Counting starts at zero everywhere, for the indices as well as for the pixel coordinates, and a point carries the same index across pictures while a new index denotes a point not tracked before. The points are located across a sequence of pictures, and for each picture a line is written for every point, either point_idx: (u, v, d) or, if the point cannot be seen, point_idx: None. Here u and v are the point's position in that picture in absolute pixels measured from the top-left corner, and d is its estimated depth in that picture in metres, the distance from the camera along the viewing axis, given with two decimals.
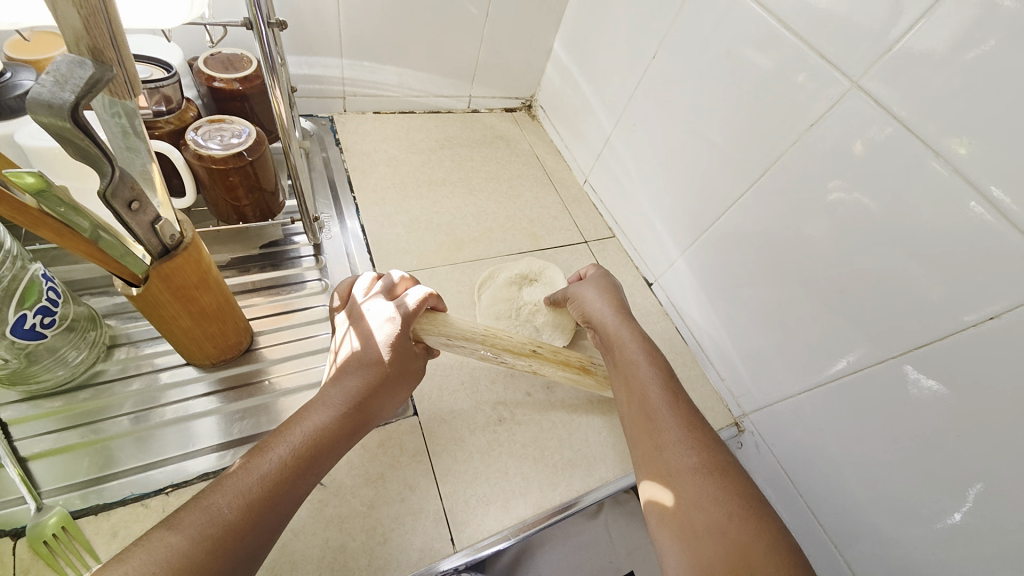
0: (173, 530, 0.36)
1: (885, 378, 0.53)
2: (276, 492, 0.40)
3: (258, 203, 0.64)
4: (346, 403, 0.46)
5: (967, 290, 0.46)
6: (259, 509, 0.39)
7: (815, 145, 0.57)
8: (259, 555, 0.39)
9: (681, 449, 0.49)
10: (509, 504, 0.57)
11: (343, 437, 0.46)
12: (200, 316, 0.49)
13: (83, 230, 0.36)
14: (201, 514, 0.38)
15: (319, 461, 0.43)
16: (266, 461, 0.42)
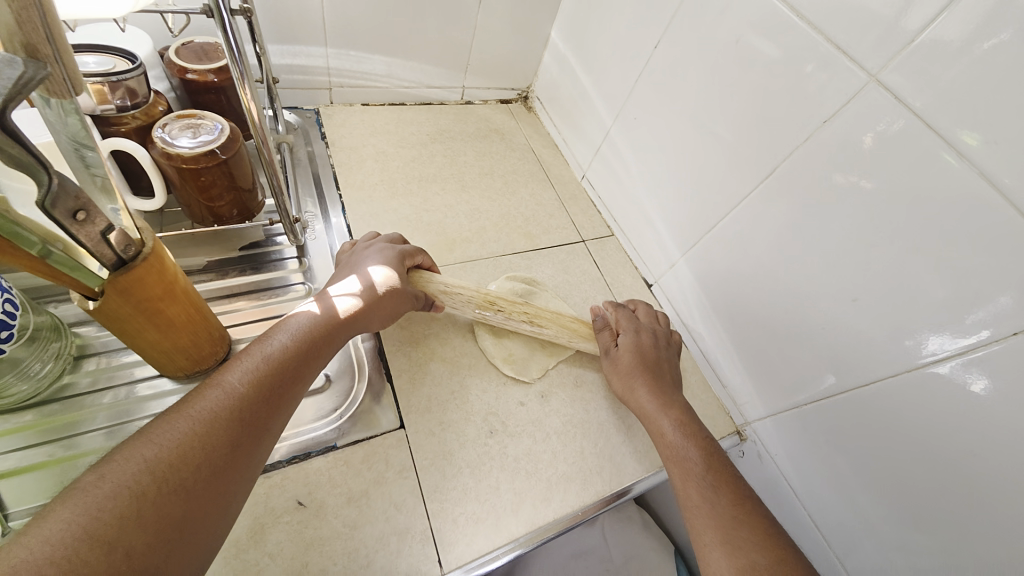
0: (162, 429, 0.36)
1: (896, 392, 0.50)
2: (257, 398, 0.41)
3: (235, 203, 0.60)
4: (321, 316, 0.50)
5: (990, 304, 0.43)
6: (242, 410, 0.39)
7: (826, 143, 0.53)
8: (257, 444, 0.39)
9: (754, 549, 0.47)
10: (500, 522, 0.54)
11: (320, 344, 0.48)
12: (168, 328, 0.46)
13: (30, 247, 0.34)
14: (190, 411, 0.37)
15: (294, 372, 0.45)
16: (240, 370, 0.42)
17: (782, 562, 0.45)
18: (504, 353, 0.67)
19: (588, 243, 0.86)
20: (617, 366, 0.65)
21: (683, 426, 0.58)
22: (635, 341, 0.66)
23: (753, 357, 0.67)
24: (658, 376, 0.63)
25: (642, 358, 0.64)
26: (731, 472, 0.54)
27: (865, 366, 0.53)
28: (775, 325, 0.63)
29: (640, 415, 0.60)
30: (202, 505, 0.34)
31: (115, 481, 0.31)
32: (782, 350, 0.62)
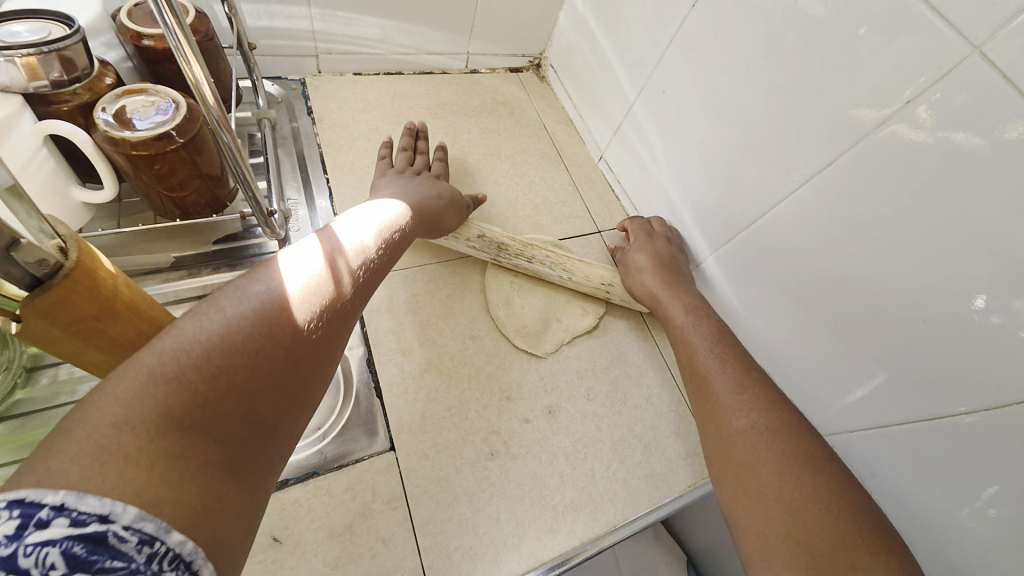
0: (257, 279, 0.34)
1: (967, 434, 0.42)
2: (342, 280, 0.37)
3: (202, 193, 0.53)
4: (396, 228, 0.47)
5: None
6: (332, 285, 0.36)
7: (896, 133, 0.43)
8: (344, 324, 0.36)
9: (739, 410, 0.46)
10: (499, 559, 0.49)
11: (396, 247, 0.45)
12: (116, 348, 0.40)
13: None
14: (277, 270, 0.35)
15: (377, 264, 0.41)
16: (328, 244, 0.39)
17: (784, 426, 0.44)
18: (517, 324, 0.64)
19: (604, 234, 0.77)
20: (633, 265, 0.66)
21: (698, 317, 0.58)
22: (648, 243, 0.67)
23: (789, 374, 0.59)
24: (671, 272, 0.63)
25: (659, 257, 0.65)
26: (740, 351, 0.53)
27: (929, 400, 0.44)
28: (818, 341, 0.54)
29: (656, 307, 0.61)
30: (276, 377, 0.31)
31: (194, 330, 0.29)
32: (825, 370, 0.54)
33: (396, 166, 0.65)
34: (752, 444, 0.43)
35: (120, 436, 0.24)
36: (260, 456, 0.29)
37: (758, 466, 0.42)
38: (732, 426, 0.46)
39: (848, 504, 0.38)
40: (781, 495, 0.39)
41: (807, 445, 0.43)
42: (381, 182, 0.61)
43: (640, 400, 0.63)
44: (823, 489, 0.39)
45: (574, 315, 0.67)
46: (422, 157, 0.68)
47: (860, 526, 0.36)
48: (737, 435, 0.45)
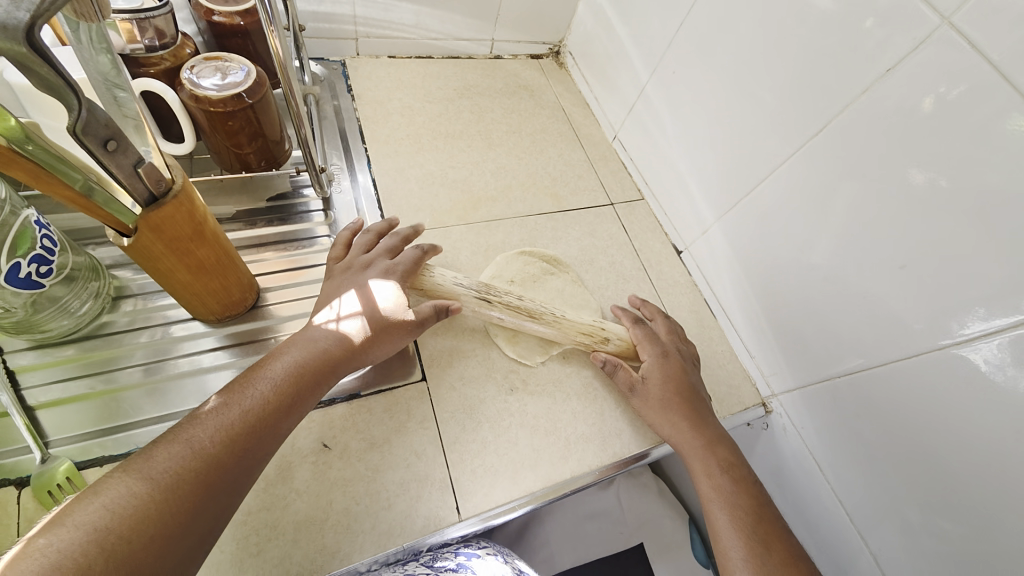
0: (150, 459, 0.36)
1: (939, 364, 0.48)
2: (247, 440, 0.39)
3: (262, 151, 0.60)
4: (346, 340, 0.49)
5: None
6: (234, 451, 0.38)
7: (878, 102, 0.50)
8: (232, 493, 0.38)
9: None
10: (517, 476, 0.55)
11: (322, 380, 0.46)
12: (199, 270, 0.47)
13: (73, 182, 0.34)
14: (181, 446, 0.37)
15: (293, 407, 0.43)
16: (244, 404, 0.41)
17: (795, 575, 0.48)
18: (508, 333, 0.65)
19: (617, 206, 0.83)
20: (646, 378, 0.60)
21: (710, 437, 0.57)
22: (670, 381, 0.59)
23: (784, 328, 0.65)
24: (682, 396, 0.58)
25: (672, 387, 0.59)
26: (760, 495, 0.54)
27: (906, 339, 0.51)
28: (811, 295, 0.60)
29: (677, 446, 0.57)
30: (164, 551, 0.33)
31: (102, 506, 0.32)
32: (816, 321, 0.60)
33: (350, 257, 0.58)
34: None
35: None
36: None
37: None
38: None
39: None
40: None
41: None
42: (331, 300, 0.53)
43: None
44: None
45: None
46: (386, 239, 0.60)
47: None
48: None
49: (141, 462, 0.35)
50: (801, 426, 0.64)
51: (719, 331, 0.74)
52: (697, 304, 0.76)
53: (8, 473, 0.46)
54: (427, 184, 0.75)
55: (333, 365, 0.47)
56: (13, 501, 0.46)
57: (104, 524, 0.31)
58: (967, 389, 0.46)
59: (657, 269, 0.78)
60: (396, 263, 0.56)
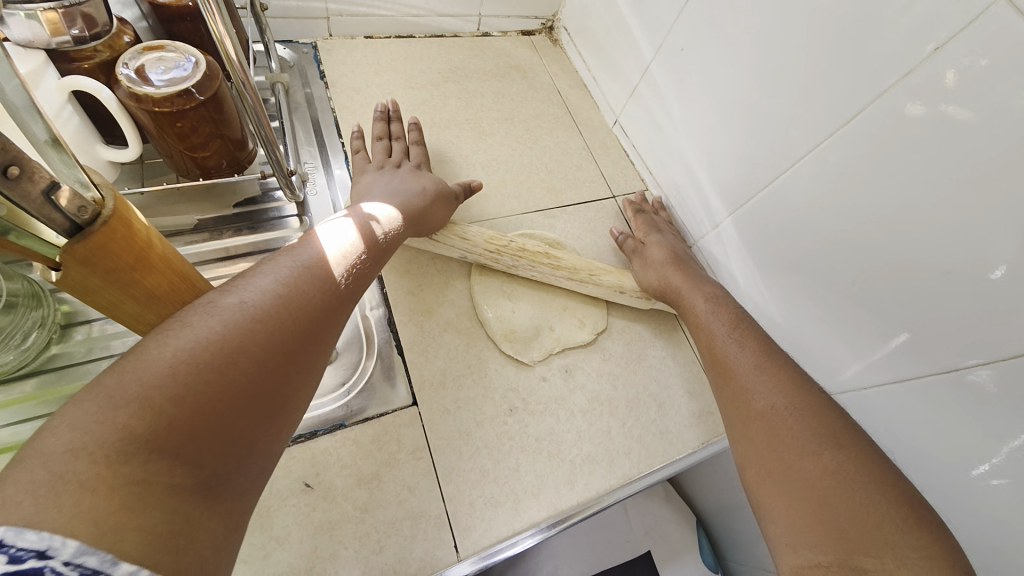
0: (283, 258, 0.39)
1: (979, 383, 0.43)
2: (278, 319, 0.34)
3: (223, 152, 0.53)
4: (399, 200, 0.54)
5: None
6: (265, 330, 0.33)
7: (917, 86, 0.43)
8: (345, 304, 0.41)
9: (768, 387, 0.45)
10: (520, 506, 0.51)
11: (399, 233, 0.51)
12: (150, 300, 0.41)
13: None
14: (303, 253, 0.40)
15: (330, 301, 0.39)
16: (296, 263, 0.39)
17: (806, 404, 0.43)
18: (505, 328, 0.61)
19: (619, 198, 0.77)
20: (659, 275, 0.62)
21: (737, 328, 0.53)
22: (665, 246, 0.65)
23: (804, 332, 0.60)
24: (684, 265, 0.62)
25: (671, 251, 0.64)
26: (768, 339, 0.51)
27: (942, 353, 0.46)
28: (834, 300, 0.55)
29: (675, 299, 0.60)
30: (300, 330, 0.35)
31: (258, 286, 0.36)
32: (840, 328, 0.55)
33: (373, 157, 0.63)
34: (774, 422, 0.42)
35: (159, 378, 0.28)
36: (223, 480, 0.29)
37: (786, 439, 0.40)
38: (755, 408, 0.44)
39: (878, 471, 0.36)
40: (806, 459, 0.38)
41: (828, 417, 0.41)
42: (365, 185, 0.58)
43: (654, 359, 0.64)
44: (847, 464, 0.37)
45: (569, 326, 0.63)
46: (400, 144, 0.65)
47: (905, 514, 0.34)
48: (759, 414, 0.43)
49: (274, 258, 0.39)
50: None
51: None
52: None
53: None
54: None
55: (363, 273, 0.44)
56: None
57: (119, 392, 0.27)
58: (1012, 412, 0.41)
59: None
60: (418, 162, 0.64)
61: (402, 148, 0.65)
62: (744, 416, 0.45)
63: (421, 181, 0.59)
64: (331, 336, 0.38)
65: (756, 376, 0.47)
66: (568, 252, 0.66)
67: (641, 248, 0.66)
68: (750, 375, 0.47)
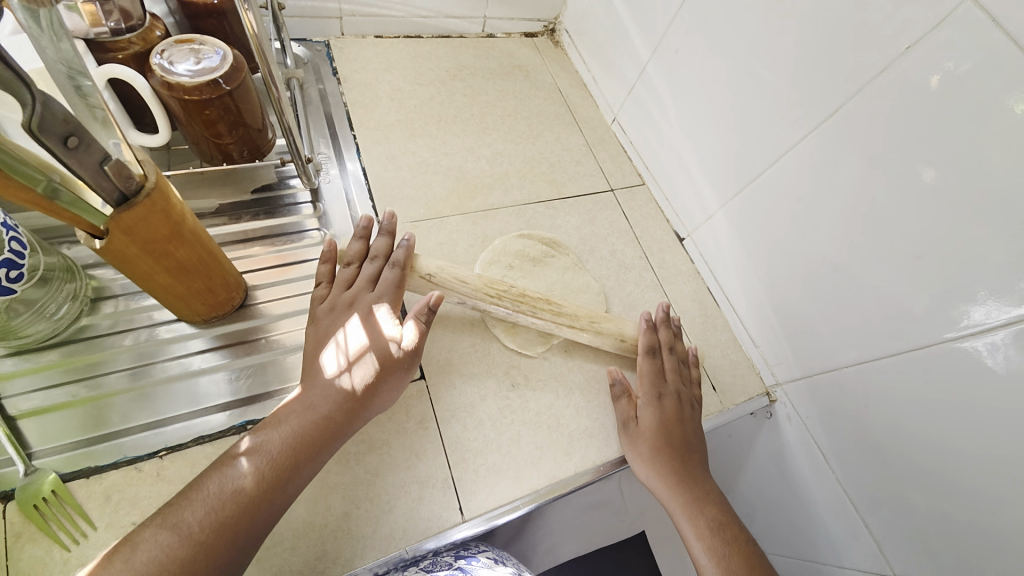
0: (198, 497, 0.39)
1: (947, 355, 0.47)
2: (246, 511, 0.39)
3: (244, 140, 0.57)
4: (340, 391, 0.46)
5: None
6: (233, 527, 0.38)
7: (894, 82, 0.47)
8: (269, 522, 0.41)
9: None
10: (521, 474, 0.54)
11: (338, 416, 0.45)
12: (180, 272, 0.44)
13: (35, 185, 0.32)
14: (215, 489, 0.40)
15: (295, 471, 0.42)
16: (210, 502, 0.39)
17: None
18: (506, 324, 0.63)
19: (617, 192, 0.80)
20: (648, 425, 0.56)
21: (713, 520, 0.52)
22: (658, 424, 0.56)
23: (790, 316, 0.63)
24: (683, 452, 0.55)
25: (666, 432, 0.55)
26: (739, 527, 0.52)
27: (915, 328, 0.49)
28: (818, 284, 0.58)
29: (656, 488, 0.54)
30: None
31: (159, 548, 0.36)
32: (822, 310, 0.59)
33: (329, 292, 0.53)
34: None
35: None
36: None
37: None
38: None
39: None
40: None
41: None
42: (327, 331, 0.50)
43: None
44: None
45: None
46: (370, 266, 0.55)
47: None
48: None
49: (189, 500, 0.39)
50: (805, 415, 0.63)
51: (722, 320, 0.73)
52: (700, 293, 0.75)
53: None
54: (398, 237, 0.66)
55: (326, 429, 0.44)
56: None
57: None
58: (978, 380, 0.45)
59: (658, 257, 0.76)
60: (377, 297, 0.52)
61: (369, 275, 0.54)
62: None
63: (368, 347, 0.48)
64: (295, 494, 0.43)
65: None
66: (563, 254, 0.70)
67: (633, 417, 0.57)
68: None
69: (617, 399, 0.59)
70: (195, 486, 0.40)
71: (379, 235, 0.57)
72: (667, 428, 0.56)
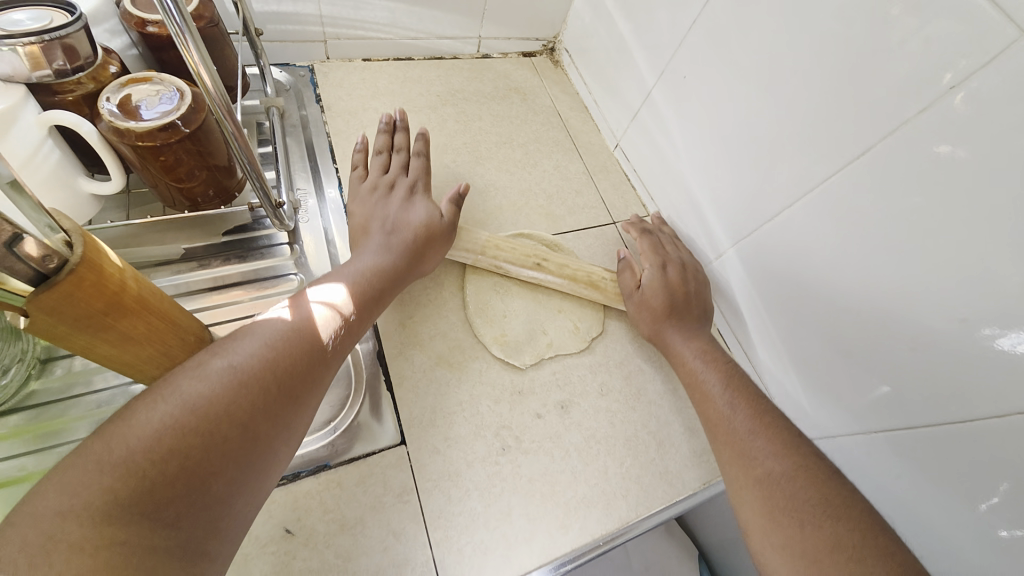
0: (218, 359, 0.37)
1: (994, 438, 0.41)
2: (252, 387, 0.36)
3: (209, 182, 0.52)
4: (356, 274, 0.50)
5: None
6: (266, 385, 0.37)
7: (927, 126, 0.41)
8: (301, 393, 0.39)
9: (749, 434, 0.48)
10: (510, 554, 0.48)
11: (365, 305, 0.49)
12: (126, 342, 0.39)
13: None
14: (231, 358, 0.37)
15: (303, 363, 0.40)
16: (234, 362, 0.37)
17: (787, 449, 0.46)
18: (497, 332, 0.61)
19: (620, 225, 0.75)
20: (651, 299, 0.61)
21: (718, 371, 0.54)
22: (659, 274, 0.62)
23: (810, 369, 0.57)
24: (682, 307, 0.60)
25: (670, 295, 0.60)
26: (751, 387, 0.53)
27: (956, 402, 0.43)
28: (844, 338, 0.52)
29: (664, 352, 0.59)
30: (237, 440, 0.34)
31: (181, 402, 0.33)
32: (848, 368, 0.52)
33: (369, 177, 0.62)
34: (753, 463, 0.46)
35: (67, 528, 0.26)
36: (207, 547, 0.31)
37: (776, 486, 0.43)
38: (743, 437, 0.48)
39: (870, 526, 0.39)
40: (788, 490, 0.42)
41: (830, 481, 0.43)
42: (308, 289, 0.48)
43: (653, 394, 0.62)
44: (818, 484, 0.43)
45: (563, 332, 0.63)
46: (399, 155, 0.64)
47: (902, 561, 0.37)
48: (743, 457, 0.46)
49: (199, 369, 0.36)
50: None
51: None
52: None
53: None
54: None
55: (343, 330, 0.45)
56: None
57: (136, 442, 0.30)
58: None
59: None
60: (412, 182, 0.61)
61: (399, 168, 0.62)
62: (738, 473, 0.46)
63: (412, 219, 0.57)
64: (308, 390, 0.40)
65: (731, 422, 0.49)
66: (569, 254, 0.68)
67: (636, 283, 0.63)
68: (737, 416, 0.50)
69: (621, 270, 0.65)
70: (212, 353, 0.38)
71: (399, 132, 0.65)
72: (670, 285, 0.61)
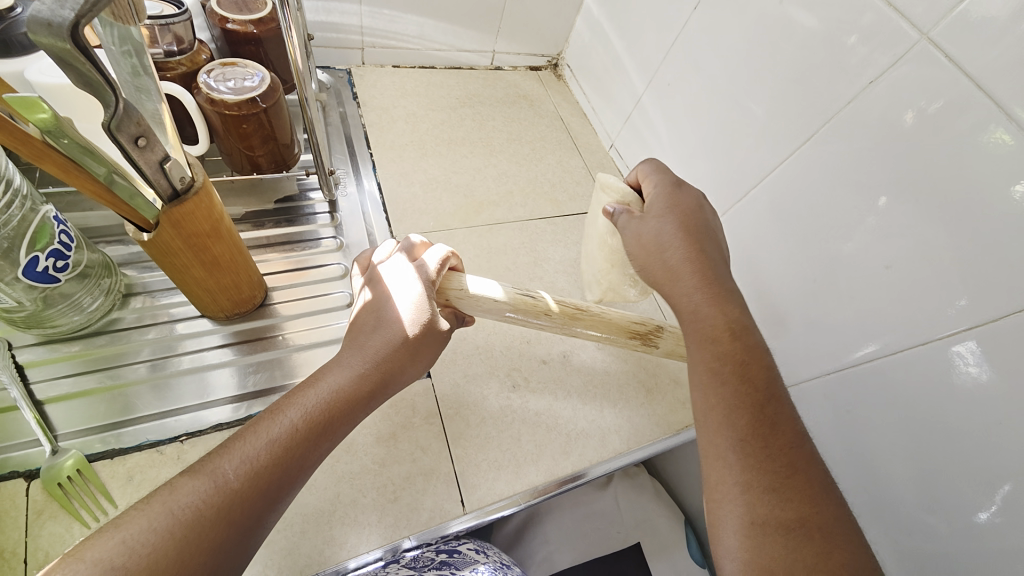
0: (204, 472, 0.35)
1: (916, 362, 0.51)
2: (245, 497, 0.35)
3: (273, 154, 0.62)
4: (365, 363, 0.43)
5: (1013, 279, 0.43)
6: (245, 495, 0.35)
7: (860, 115, 0.53)
8: (282, 501, 0.37)
9: (763, 463, 0.39)
10: (520, 470, 0.56)
11: (361, 403, 0.42)
12: (212, 266, 0.48)
13: (97, 175, 0.35)
14: (208, 477, 0.35)
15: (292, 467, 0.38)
16: (219, 474, 0.35)
17: (799, 491, 0.38)
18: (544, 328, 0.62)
19: None
20: (717, 385, 0.43)
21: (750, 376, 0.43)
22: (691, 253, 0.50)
23: (775, 327, 0.67)
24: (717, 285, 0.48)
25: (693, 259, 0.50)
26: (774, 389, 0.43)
27: (893, 336, 0.53)
28: (802, 296, 0.63)
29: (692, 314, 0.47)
30: (212, 553, 0.33)
31: (162, 516, 0.33)
32: (807, 320, 0.62)
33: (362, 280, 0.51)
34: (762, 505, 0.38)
35: None
36: None
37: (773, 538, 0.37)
38: (754, 486, 0.38)
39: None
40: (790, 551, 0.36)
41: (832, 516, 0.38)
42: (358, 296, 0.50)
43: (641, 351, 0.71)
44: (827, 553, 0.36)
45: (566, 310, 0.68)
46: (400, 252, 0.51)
47: None
48: (755, 494, 0.38)
49: (189, 477, 0.35)
50: None
51: None
52: None
53: (18, 466, 0.47)
54: None
55: (365, 387, 0.42)
56: (22, 493, 0.46)
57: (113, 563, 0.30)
58: (944, 379, 0.49)
59: None
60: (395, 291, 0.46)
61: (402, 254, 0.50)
62: (724, 465, 0.40)
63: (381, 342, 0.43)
64: (328, 451, 0.40)
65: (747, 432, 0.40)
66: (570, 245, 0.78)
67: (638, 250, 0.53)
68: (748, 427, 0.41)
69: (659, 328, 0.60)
70: (211, 457, 0.37)
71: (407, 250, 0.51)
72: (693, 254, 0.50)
